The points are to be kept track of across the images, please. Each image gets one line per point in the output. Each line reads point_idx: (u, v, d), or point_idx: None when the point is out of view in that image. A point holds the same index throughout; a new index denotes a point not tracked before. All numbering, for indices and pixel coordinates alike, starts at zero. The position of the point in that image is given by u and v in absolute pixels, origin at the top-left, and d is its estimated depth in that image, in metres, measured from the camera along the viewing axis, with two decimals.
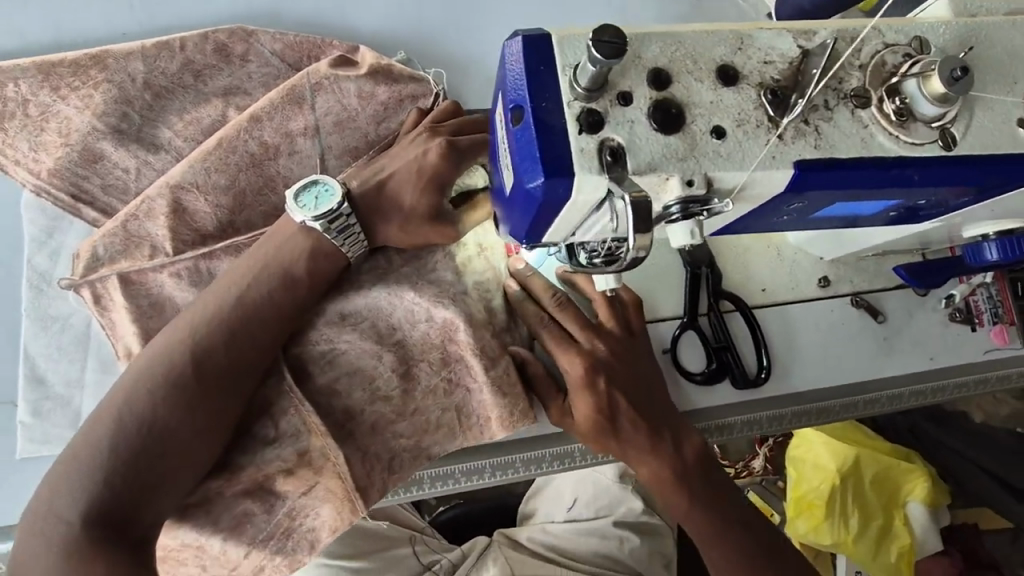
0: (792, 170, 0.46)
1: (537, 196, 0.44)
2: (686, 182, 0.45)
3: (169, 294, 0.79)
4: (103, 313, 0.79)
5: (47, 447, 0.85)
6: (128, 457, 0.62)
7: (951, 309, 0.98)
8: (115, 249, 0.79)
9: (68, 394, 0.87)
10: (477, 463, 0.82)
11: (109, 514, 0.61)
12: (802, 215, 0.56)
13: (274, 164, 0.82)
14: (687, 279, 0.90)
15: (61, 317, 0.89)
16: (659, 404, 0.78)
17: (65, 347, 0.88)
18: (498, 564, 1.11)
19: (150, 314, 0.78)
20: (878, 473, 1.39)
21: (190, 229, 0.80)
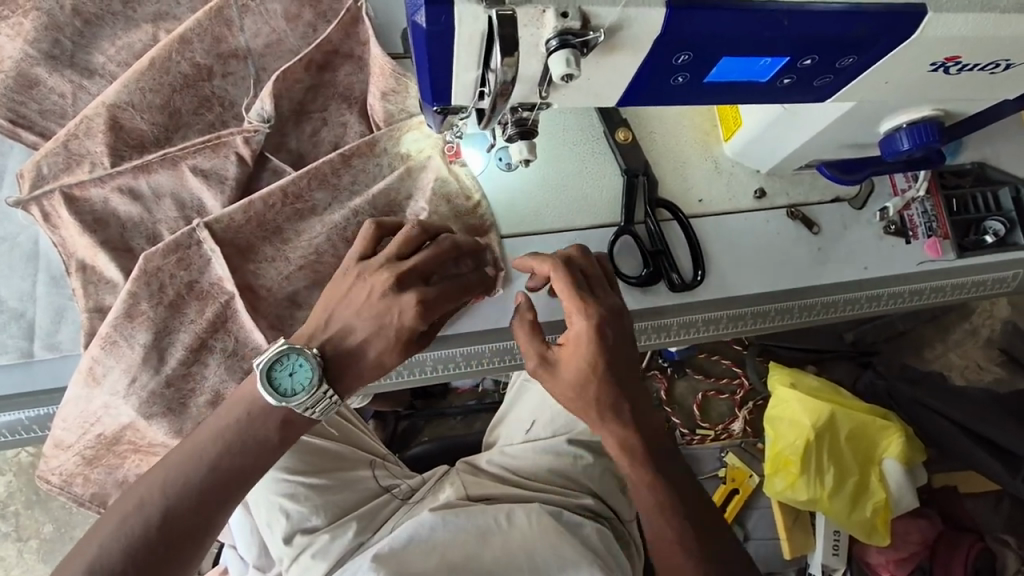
0: (664, 9, 0.50)
1: (424, 27, 0.49)
2: (561, 15, 0.48)
3: (114, 209, 0.83)
4: (53, 229, 0.83)
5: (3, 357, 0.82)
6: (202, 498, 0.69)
7: (885, 221, 1.02)
8: (58, 167, 0.83)
9: (22, 307, 0.85)
10: (446, 353, 0.93)
11: (183, 527, 0.68)
12: (695, 77, 0.60)
13: (208, 84, 0.87)
14: (624, 186, 0.93)
15: (9, 237, 0.87)
16: (626, 341, 0.75)
17: (16, 264, 0.86)
18: (454, 485, 1.14)
19: (95, 228, 0.82)
20: (854, 429, 1.40)
21: (131, 143, 0.84)
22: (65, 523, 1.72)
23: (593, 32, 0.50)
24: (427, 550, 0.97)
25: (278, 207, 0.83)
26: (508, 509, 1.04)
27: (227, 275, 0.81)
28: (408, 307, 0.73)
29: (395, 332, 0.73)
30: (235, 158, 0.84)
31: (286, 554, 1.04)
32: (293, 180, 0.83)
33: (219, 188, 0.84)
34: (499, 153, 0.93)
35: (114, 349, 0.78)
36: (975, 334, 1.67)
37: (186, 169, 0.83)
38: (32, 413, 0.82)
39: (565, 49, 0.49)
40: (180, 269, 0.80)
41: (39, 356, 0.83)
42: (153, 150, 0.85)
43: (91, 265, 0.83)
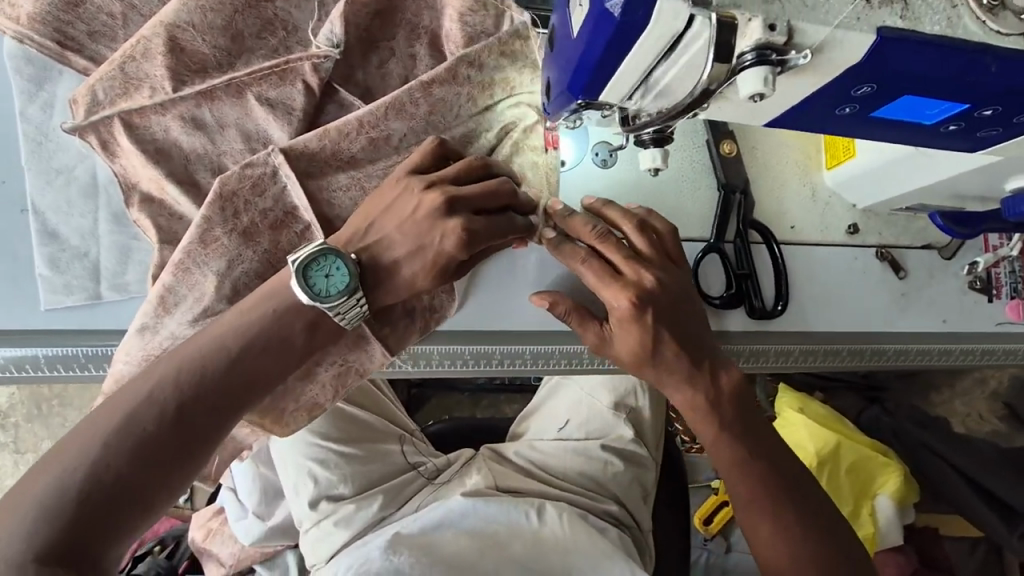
0: (874, 36, 0.46)
1: (616, 17, 0.43)
2: (768, 26, 0.43)
3: (176, 139, 0.78)
4: (112, 159, 0.78)
5: (72, 298, 0.80)
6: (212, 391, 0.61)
7: (972, 277, 0.98)
8: (115, 92, 0.77)
9: (84, 247, 0.81)
10: (518, 348, 0.88)
11: (187, 421, 0.60)
12: (863, 110, 0.56)
13: (271, 6, 0.81)
14: (719, 202, 0.89)
15: (64, 169, 0.82)
16: (679, 320, 0.74)
17: (73, 199, 0.81)
18: (482, 472, 1.12)
19: (158, 158, 0.77)
20: (855, 462, 1.33)
21: (190, 65, 0.78)
22: None
23: (795, 51, 0.45)
24: (457, 534, 0.98)
25: (351, 136, 0.77)
26: (538, 506, 1.04)
27: (304, 206, 0.77)
28: (451, 233, 0.68)
29: (434, 257, 0.69)
30: (302, 86, 0.79)
31: (309, 517, 1.03)
32: (366, 112, 0.77)
33: (285, 120, 0.79)
34: (597, 148, 0.88)
35: (184, 278, 0.74)
36: (982, 383, 1.54)
37: (251, 99, 0.78)
38: (88, 350, 0.79)
39: (762, 65, 0.45)
40: (253, 195, 0.76)
41: (107, 298, 0.81)
42: (215, 75, 0.79)
43: (156, 198, 0.79)
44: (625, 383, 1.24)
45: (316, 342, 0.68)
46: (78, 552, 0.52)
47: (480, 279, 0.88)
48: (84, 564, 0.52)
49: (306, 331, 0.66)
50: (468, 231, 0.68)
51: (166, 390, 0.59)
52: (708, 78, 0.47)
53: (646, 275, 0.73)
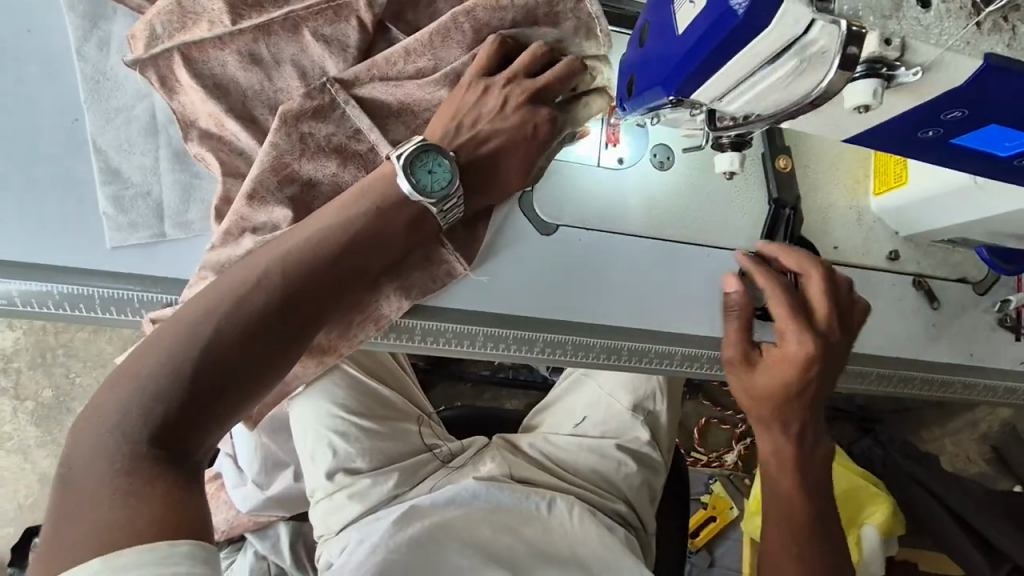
0: (980, 62, 0.46)
1: (739, 15, 0.44)
2: (884, 41, 0.44)
3: (234, 75, 0.77)
4: (171, 96, 0.79)
5: (137, 236, 0.79)
6: (295, 292, 0.66)
7: (1002, 314, 0.99)
8: (173, 27, 0.76)
9: (147, 185, 0.81)
10: (558, 338, 0.84)
11: (272, 320, 0.64)
12: (945, 134, 0.57)
13: None
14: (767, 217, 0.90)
15: (124, 108, 0.81)
16: (831, 370, 0.74)
17: (134, 137, 0.81)
18: (497, 460, 1.12)
19: (218, 94, 0.77)
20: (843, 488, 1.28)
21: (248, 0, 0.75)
22: (66, 394, 1.68)
23: (905, 67, 0.46)
24: (468, 513, 0.99)
25: (399, 64, 0.75)
26: (551, 497, 1.04)
27: (369, 127, 0.76)
28: (542, 122, 0.75)
29: (528, 146, 0.75)
30: (356, 22, 0.75)
31: (324, 487, 1.05)
32: (412, 39, 0.74)
33: (339, 57, 0.76)
34: (655, 150, 0.88)
35: (262, 208, 0.75)
36: (973, 426, 1.58)
37: (308, 35, 0.76)
38: (142, 295, 0.78)
39: (872, 78, 0.46)
40: (313, 120, 0.75)
41: (170, 237, 0.80)
42: (270, 10, 0.75)
43: (215, 134, 0.79)
44: (644, 386, 1.23)
45: (415, 235, 0.73)
46: (182, 429, 0.56)
47: (517, 255, 0.84)
48: (183, 450, 0.56)
49: (407, 227, 0.72)
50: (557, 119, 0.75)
51: (266, 290, 0.64)
52: (828, 84, 0.47)
53: (835, 335, 0.74)
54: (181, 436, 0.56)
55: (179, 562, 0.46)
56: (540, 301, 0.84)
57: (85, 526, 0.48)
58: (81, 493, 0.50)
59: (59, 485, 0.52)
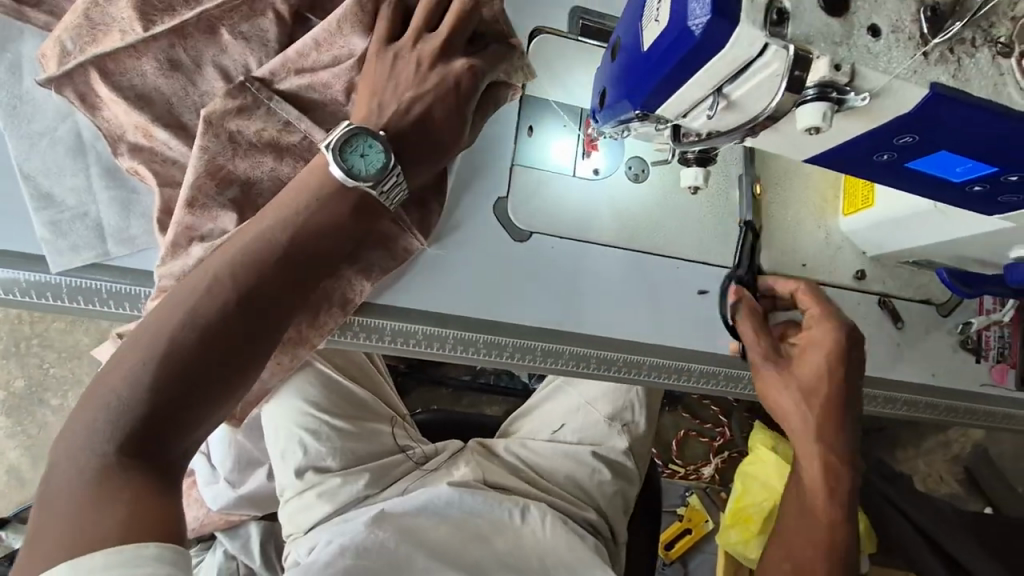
0: (927, 91, 0.48)
1: (696, 37, 0.46)
2: (834, 67, 0.46)
3: (155, 84, 0.74)
4: (92, 112, 0.74)
5: (81, 258, 0.75)
6: (248, 290, 0.69)
7: (964, 336, 1.02)
8: (83, 39, 0.72)
9: (82, 206, 0.76)
10: (530, 344, 0.85)
11: (223, 317, 0.67)
12: (900, 158, 0.59)
13: None
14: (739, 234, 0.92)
15: (44, 128, 0.75)
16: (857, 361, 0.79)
17: (62, 160, 0.75)
18: (471, 465, 1.13)
19: (141, 105, 0.73)
20: None
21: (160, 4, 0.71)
22: (38, 384, 1.66)
23: (855, 92, 0.48)
24: (438, 521, 0.99)
25: (313, 56, 0.74)
26: (524, 505, 1.05)
27: (296, 117, 0.76)
28: (462, 72, 0.72)
29: (453, 98, 0.73)
30: (274, 16, 0.74)
31: (293, 486, 1.05)
32: (320, 30, 0.73)
33: (261, 52, 0.75)
34: (630, 162, 0.90)
35: (204, 214, 0.74)
36: (947, 447, 1.61)
37: (225, 34, 0.73)
38: (112, 286, 0.76)
39: (822, 101, 0.48)
40: (240, 118, 0.74)
41: (117, 254, 0.77)
42: (181, 10, 0.72)
43: (144, 146, 0.75)
44: (623, 396, 1.25)
45: (362, 211, 0.73)
46: (152, 433, 0.62)
47: (498, 259, 0.85)
48: (153, 452, 0.62)
49: (351, 213, 0.72)
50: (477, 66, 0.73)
51: (214, 299, 0.67)
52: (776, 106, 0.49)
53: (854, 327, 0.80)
54: (150, 442, 0.62)
55: (144, 563, 0.52)
56: (510, 306, 0.85)
57: (62, 528, 0.55)
58: (62, 500, 0.58)
59: (44, 493, 0.59)
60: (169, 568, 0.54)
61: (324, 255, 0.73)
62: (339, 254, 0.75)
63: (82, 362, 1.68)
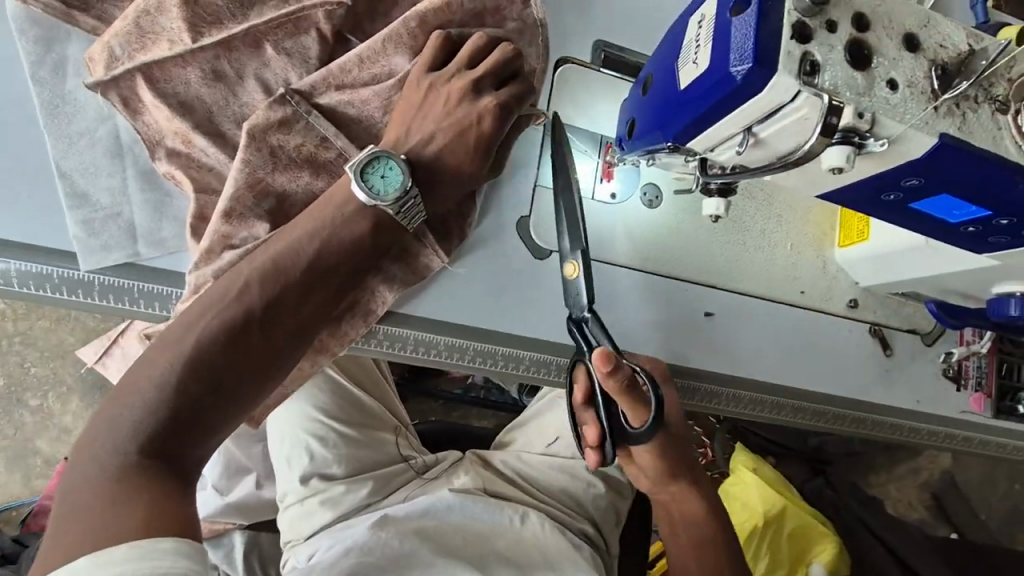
0: (936, 140, 0.54)
1: (736, 81, 0.51)
2: (857, 115, 0.51)
3: (198, 93, 0.77)
4: (134, 116, 0.77)
5: (111, 257, 0.77)
6: (275, 297, 0.70)
7: (945, 364, 1.09)
8: (132, 45, 0.75)
9: (115, 207, 0.78)
10: (545, 358, 0.89)
11: (249, 322, 0.69)
12: (906, 198, 0.64)
13: None
14: None
15: (86, 130, 0.78)
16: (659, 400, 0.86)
17: (99, 160, 0.78)
18: (471, 474, 1.14)
19: (183, 113, 0.76)
20: (794, 528, 1.33)
21: (207, 17, 0.75)
22: (18, 383, 1.61)
23: (874, 138, 0.53)
24: (441, 526, 1.01)
25: (353, 72, 0.78)
26: (524, 511, 1.06)
27: (334, 134, 0.78)
28: (486, 111, 0.76)
29: (476, 136, 0.76)
30: (316, 35, 0.78)
31: (296, 491, 1.05)
32: (364, 47, 0.77)
33: (301, 68, 0.79)
34: (645, 187, 0.94)
35: (242, 224, 0.76)
36: (917, 473, 1.68)
37: (269, 49, 0.78)
38: (142, 286, 0.79)
39: (845, 144, 0.53)
40: (280, 132, 0.77)
41: (146, 256, 0.79)
42: (229, 24, 0.76)
43: (182, 152, 0.78)
44: None
45: (381, 236, 0.75)
46: (172, 432, 0.62)
47: (513, 279, 0.89)
48: (172, 452, 0.62)
49: (371, 227, 0.74)
50: (500, 106, 0.76)
51: (238, 303, 0.69)
52: (810, 146, 0.53)
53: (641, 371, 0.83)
54: (169, 441, 0.62)
55: (163, 556, 0.51)
56: (528, 321, 0.89)
57: (78, 523, 0.54)
58: (79, 495, 0.57)
59: (60, 491, 0.58)
60: (188, 562, 0.52)
61: (352, 269, 0.75)
62: (367, 267, 0.77)
63: (65, 363, 1.63)
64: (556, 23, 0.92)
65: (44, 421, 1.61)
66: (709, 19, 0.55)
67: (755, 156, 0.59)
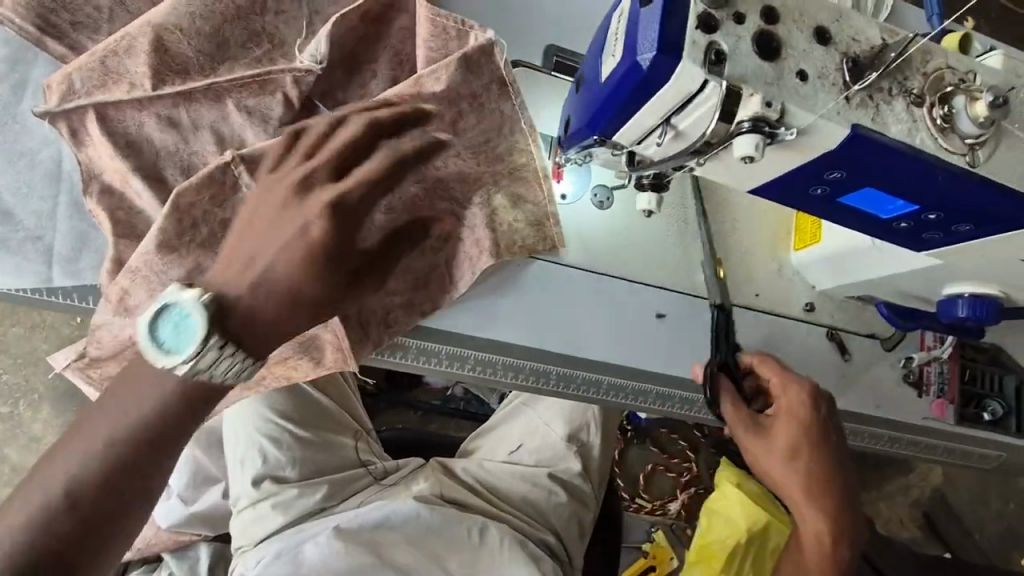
0: (848, 130, 0.54)
1: (644, 69, 0.52)
2: (765, 104, 0.52)
3: (149, 135, 0.74)
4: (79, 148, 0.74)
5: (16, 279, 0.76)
6: (170, 435, 0.55)
7: (907, 369, 1.08)
8: (92, 82, 0.72)
9: (39, 229, 0.78)
10: (492, 357, 0.88)
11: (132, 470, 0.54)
12: (832, 194, 0.64)
13: None
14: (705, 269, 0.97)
15: (29, 152, 0.80)
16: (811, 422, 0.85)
17: (35, 181, 0.80)
18: (429, 480, 1.13)
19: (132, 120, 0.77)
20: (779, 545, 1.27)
21: (175, 67, 0.72)
22: None
23: (786, 128, 0.54)
24: (399, 536, 0.99)
25: None
26: (482, 523, 1.03)
27: None
28: (314, 220, 0.60)
29: (303, 251, 0.59)
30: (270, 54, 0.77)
31: (247, 495, 1.04)
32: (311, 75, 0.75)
33: (258, 126, 0.74)
34: (596, 189, 0.94)
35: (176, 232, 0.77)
36: (907, 490, 1.65)
37: (230, 105, 0.73)
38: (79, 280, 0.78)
39: (755, 134, 0.53)
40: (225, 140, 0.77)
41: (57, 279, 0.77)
42: (194, 77, 0.72)
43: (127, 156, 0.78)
44: (580, 416, 1.25)
45: (180, 422, 0.56)
46: None
47: (501, 305, 0.88)
48: None
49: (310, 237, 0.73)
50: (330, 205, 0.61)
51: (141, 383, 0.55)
52: (712, 134, 0.55)
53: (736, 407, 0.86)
54: None
55: None
56: (477, 319, 0.87)
57: None
58: None
59: None
60: None
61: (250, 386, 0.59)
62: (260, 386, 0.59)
63: (38, 371, 1.61)
64: (508, 30, 0.93)
65: (13, 430, 1.59)
66: (624, 13, 0.56)
67: (674, 147, 0.60)
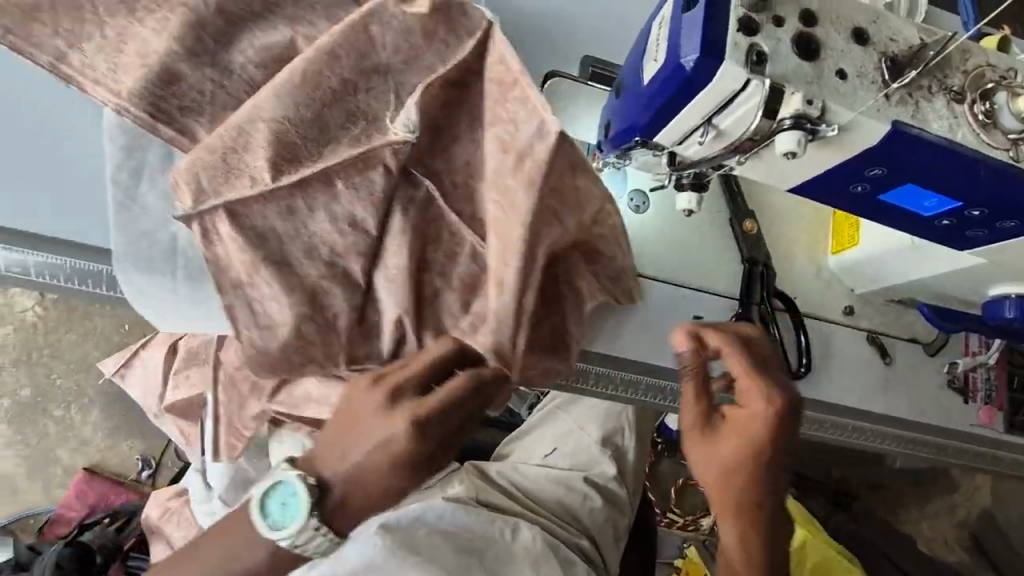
0: (888, 127, 0.56)
1: (688, 70, 0.54)
2: (806, 101, 0.54)
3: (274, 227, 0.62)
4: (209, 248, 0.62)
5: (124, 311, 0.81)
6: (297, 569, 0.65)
7: (951, 374, 1.04)
8: (216, 180, 0.60)
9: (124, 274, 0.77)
10: None
11: None
12: (873, 190, 0.65)
13: None
14: (743, 272, 0.97)
15: None
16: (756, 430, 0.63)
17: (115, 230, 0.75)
18: (465, 484, 1.14)
19: None
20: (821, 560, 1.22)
21: (284, 154, 0.60)
22: (45, 395, 1.63)
23: (826, 125, 0.56)
24: (433, 533, 0.98)
25: None
26: (515, 524, 1.05)
27: None
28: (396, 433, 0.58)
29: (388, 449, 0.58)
30: None
31: None
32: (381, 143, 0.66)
33: (369, 207, 0.62)
34: (633, 194, 0.96)
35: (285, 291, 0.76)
36: (953, 511, 1.59)
37: (341, 189, 0.62)
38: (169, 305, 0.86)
39: (797, 130, 0.55)
40: None
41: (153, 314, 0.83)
42: (305, 164, 0.61)
43: None
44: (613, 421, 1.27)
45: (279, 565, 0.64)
46: None
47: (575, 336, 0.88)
48: None
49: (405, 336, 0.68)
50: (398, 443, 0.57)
51: (346, 441, 0.60)
52: (753, 131, 0.57)
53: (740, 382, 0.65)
54: None
55: None
56: None
57: None
58: None
59: None
60: None
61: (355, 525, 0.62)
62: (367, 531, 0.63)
63: (89, 375, 1.65)
64: (546, 43, 0.97)
65: (65, 433, 1.62)
66: (665, 19, 0.59)
67: (715, 146, 0.62)
